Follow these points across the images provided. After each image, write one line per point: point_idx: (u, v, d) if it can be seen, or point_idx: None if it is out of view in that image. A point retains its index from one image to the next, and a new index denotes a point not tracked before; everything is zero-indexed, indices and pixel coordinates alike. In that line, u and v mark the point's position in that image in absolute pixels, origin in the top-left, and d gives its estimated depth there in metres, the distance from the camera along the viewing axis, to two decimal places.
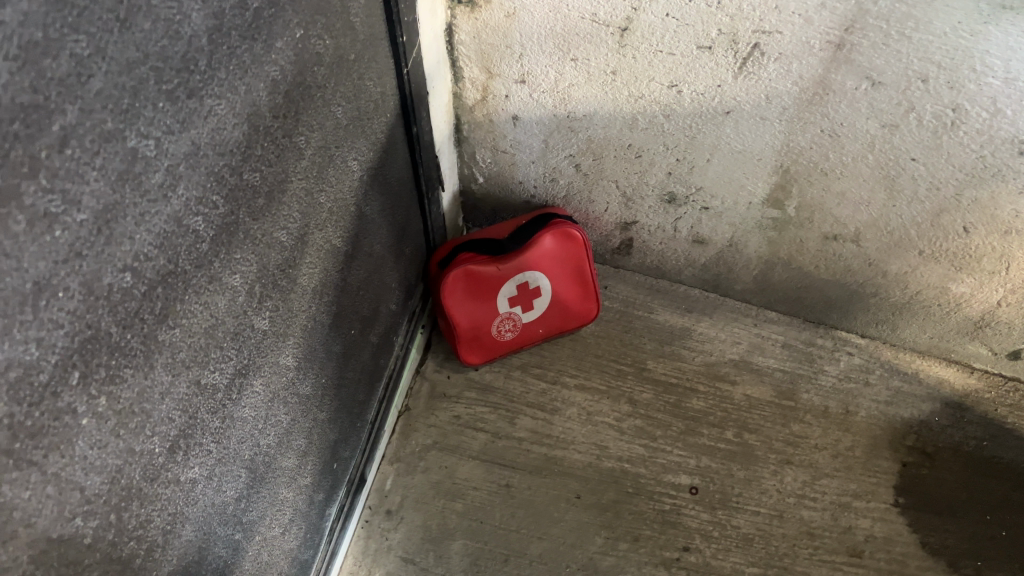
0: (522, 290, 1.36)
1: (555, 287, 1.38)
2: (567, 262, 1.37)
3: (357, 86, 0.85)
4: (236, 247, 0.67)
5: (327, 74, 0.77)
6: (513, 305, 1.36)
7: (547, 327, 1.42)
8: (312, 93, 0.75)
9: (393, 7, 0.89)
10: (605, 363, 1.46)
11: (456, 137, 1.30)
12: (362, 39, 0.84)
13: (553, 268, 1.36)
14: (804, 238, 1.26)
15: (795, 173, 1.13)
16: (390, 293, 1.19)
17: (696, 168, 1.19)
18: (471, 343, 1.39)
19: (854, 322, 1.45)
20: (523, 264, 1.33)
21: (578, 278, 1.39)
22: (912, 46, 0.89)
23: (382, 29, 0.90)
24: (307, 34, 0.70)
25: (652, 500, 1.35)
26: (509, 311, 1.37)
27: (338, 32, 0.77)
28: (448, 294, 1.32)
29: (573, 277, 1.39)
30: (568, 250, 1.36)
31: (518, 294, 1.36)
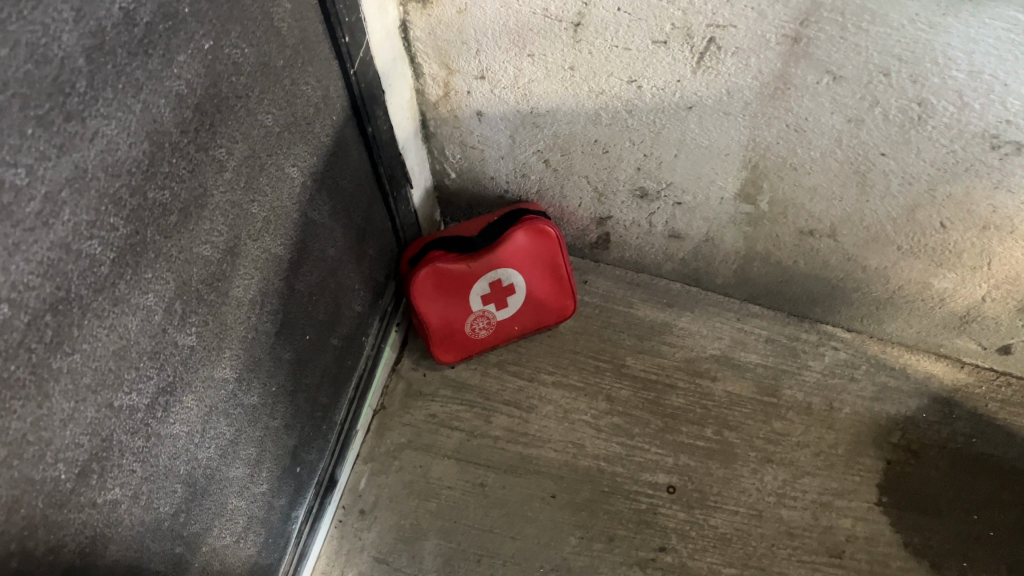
0: (495, 288, 1.33)
1: (530, 284, 1.36)
2: (542, 259, 1.34)
3: (289, 91, 0.83)
4: (146, 267, 0.66)
5: (249, 83, 0.75)
6: (486, 303, 1.34)
7: (523, 324, 1.40)
8: (230, 103, 0.73)
9: (330, 8, 0.87)
10: (583, 359, 1.43)
11: (423, 133, 1.27)
12: (293, 44, 0.81)
13: (527, 265, 1.34)
14: (779, 232, 1.22)
15: (764, 167, 1.10)
16: (353, 295, 1.17)
17: (664, 163, 1.16)
18: (445, 341, 1.37)
19: (839, 316, 1.41)
20: (495, 262, 1.31)
21: (553, 275, 1.37)
22: (870, 39, 0.85)
23: (319, 32, 0.87)
24: (218, 44, 0.68)
25: (628, 499, 1.33)
26: (482, 309, 1.35)
27: (260, 39, 0.75)
28: (418, 292, 1.31)
29: (548, 275, 1.36)
30: (542, 247, 1.33)
31: (491, 292, 1.33)
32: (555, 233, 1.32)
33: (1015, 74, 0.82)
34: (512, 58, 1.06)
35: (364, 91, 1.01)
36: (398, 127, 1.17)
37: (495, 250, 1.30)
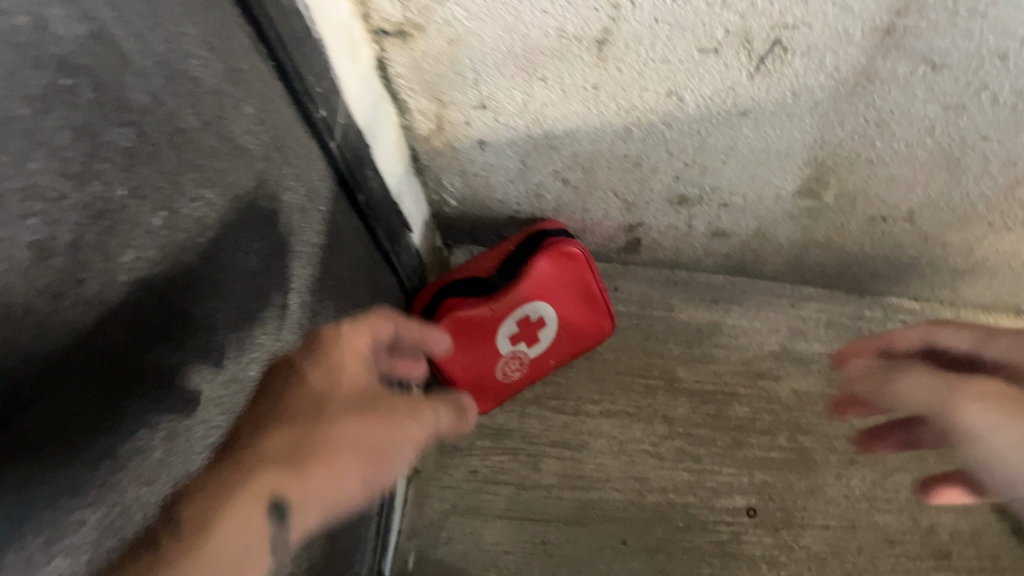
0: (524, 326, 1.16)
1: (561, 312, 1.19)
2: (571, 283, 1.17)
3: (264, 211, 0.64)
4: (136, 534, 0.49)
5: (219, 232, 0.56)
6: (517, 343, 1.17)
7: (559, 354, 1.23)
8: (200, 271, 0.54)
9: (299, 86, 0.66)
10: (629, 380, 1.28)
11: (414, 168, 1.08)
12: (262, 152, 0.62)
13: (555, 292, 1.16)
14: (845, 222, 1.06)
15: (833, 164, 0.92)
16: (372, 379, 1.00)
17: (709, 170, 0.98)
18: (475, 389, 1.21)
19: (906, 287, 1.26)
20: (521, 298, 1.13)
21: (585, 296, 1.19)
22: (986, 23, 0.67)
23: (290, 118, 0.68)
24: (172, 210, 0.49)
25: (707, 532, 1.20)
26: (513, 350, 1.18)
27: (222, 172, 0.56)
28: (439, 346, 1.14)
29: (580, 296, 1.19)
30: (569, 270, 1.15)
31: (521, 330, 1.16)
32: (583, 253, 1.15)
33: None
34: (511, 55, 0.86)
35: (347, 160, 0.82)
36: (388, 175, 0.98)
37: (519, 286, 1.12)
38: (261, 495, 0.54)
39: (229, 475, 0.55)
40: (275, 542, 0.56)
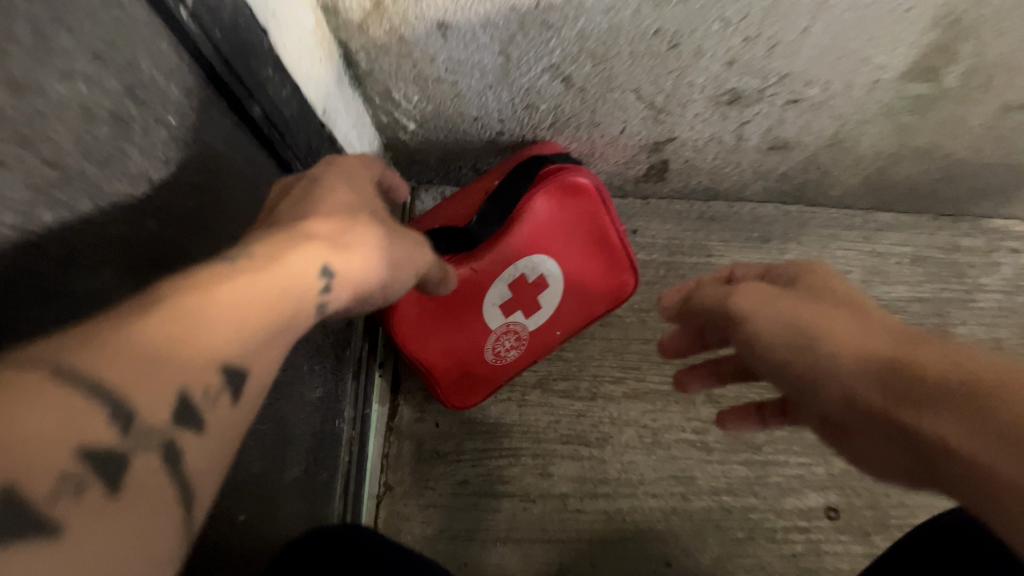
0: (519, 289, 0.85)
1: (567, 267, 0.88)
2: (580, 227, 0.86)
3: (5, 115, 0.32)
4: None
5: None
6: (510, 312, 0.87)
7: (567, 326, 0.92)
8: None
9: None
10: (660, 349, 0.98)
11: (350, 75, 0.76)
12: None
13: (558, 242, 0.85)
14: (964, 116, 0.75)
15: (976, 20, 0.61)
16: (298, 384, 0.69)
17: (781, 45, 0.66)
18: (458, 379, 0.91)
19: (1016, 205, 0.96)
20: (511, 250, 0.83)
21: (600, 245, 0.88)
22: None
23: None
24: None
25: (778, 543, 0.90)
26: (506, 323, 0.87)
27: None
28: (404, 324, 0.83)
29: (592, 246, 0.88)
30: (576, 210, 0.84)
31: (514, 295, 0.86)
32: (594, 185, 0.83)
33: None
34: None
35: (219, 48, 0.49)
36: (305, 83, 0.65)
37: (508, 232, 0.81)
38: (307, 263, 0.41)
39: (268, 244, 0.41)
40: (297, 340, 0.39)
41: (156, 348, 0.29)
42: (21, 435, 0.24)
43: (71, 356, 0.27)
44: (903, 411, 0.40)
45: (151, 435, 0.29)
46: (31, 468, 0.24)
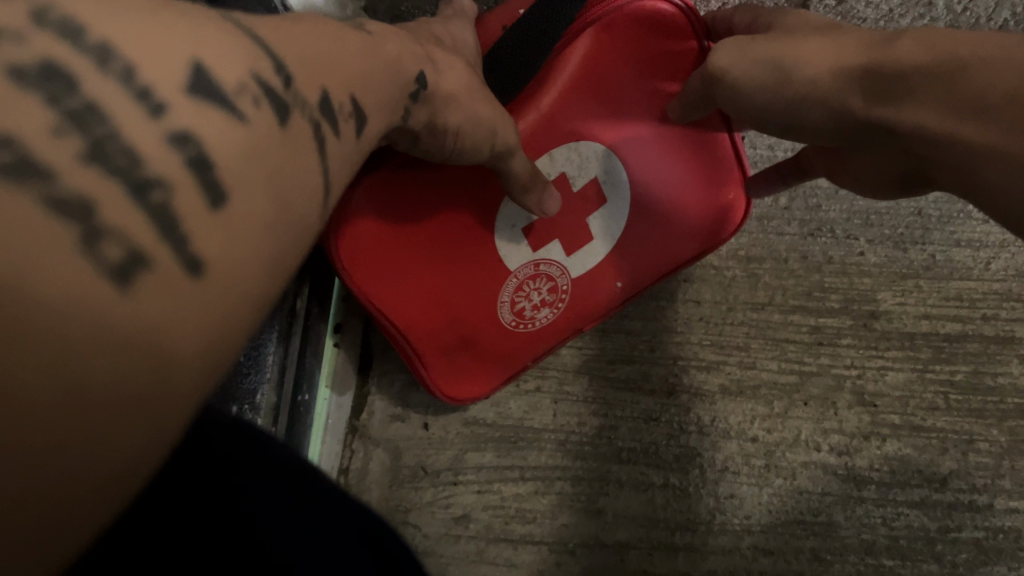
0: (554, 199, 0.49)
1: (638, 174, 0.49)
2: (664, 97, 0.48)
3: None
4: None
5: None
6: (541, 240, 0.50)
7: (631, 283, 0.54)
8: None
9: None
10: (780, 320, 0.61)
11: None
12: None
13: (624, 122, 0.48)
14: None
15: None
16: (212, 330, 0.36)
17: None
18: (453, 354, 0.54)
19: None
20: (545, 123, 0.47)
21: (699, 139, 0.49)
22: None
23: None
24: None
25: None
26: (533, 259, 0.51)
27: None
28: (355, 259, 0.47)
29: (687, 140, 0.49)
30: (658, 63, 0.46)
31: (548, 211, 0.50)
32: (694, 20, 0.45)
33: None
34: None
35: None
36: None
37: (540, 87, 0.46)
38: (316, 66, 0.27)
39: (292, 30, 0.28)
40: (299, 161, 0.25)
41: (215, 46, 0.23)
42: (142, 43, 0.21)
43: (126, 17, 0.21)
44: (879, 102, 0.37)
45: (246, 101, 0.23)
46: (222, 147, 0.22)
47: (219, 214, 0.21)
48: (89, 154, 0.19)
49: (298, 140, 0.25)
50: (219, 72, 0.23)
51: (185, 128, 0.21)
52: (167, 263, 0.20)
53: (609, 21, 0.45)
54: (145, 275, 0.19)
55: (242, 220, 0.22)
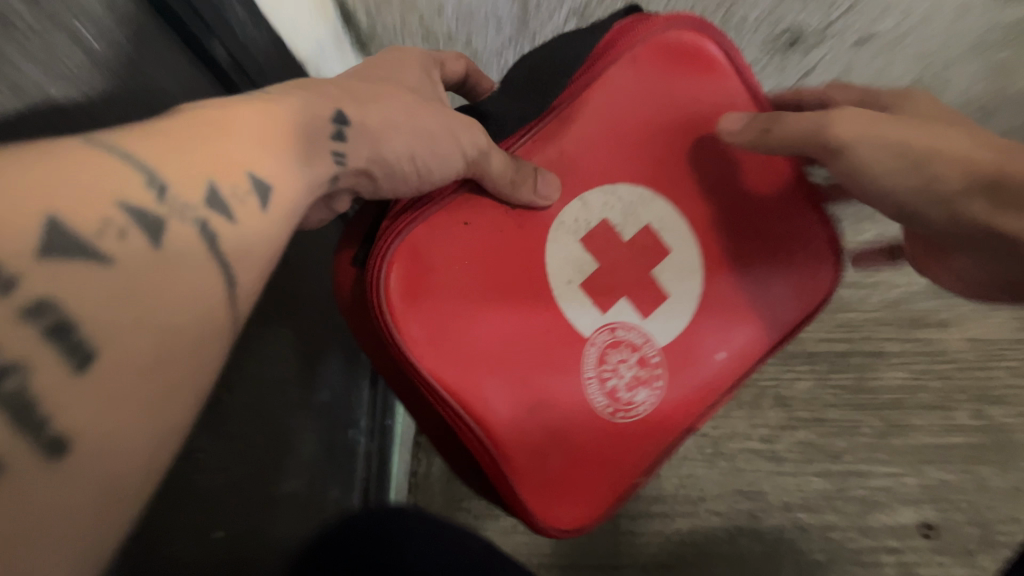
0: (618, 251, 0.49)
1: (685, 205, 0.50)
2: (693, 121, 0.49)
3: None
4: None
5: None
6: (606, 302, 0.49)
7: (734, 348, 0.53)
8: None
9: None
10: None
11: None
12: None
13: (666, 152, 0.49)
14: None
15: None
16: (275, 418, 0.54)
17: None
18: (533, 457, 0.50)
19: None
20: (586, 175, 0.48)
21: (757, 165, 0.50)
22: None
23: None
24: None
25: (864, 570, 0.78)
26: (601, 324, 0.49)
27: None
28: (409, 323, 0.44)
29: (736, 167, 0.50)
30: (684, 106, 0.49)
31: (608, 263, 0.49)
32: (724, 50, 0.49)
33: None
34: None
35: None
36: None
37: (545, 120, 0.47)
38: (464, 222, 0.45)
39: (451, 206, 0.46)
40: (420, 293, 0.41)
41: (227, 133, 0.30)
42: (154, 147, 0.27)
43: (138, 133, 0.27)
44: (998, 212, 0.44)
45: (170, 220, 0.26)
46: (175, 173, 0.27)
47: (116, 324, 0.23)
48: (28, 312, 0.21)
49: (273, 211, 0.31)
50: (217, 173, 0.28)
51: (115, 249, 0.24)
52: (57, 362, 0.22)
53: (642, 58, 0.47)
54: (67, 463, 0.21)
55: (120, 309, 0.23)
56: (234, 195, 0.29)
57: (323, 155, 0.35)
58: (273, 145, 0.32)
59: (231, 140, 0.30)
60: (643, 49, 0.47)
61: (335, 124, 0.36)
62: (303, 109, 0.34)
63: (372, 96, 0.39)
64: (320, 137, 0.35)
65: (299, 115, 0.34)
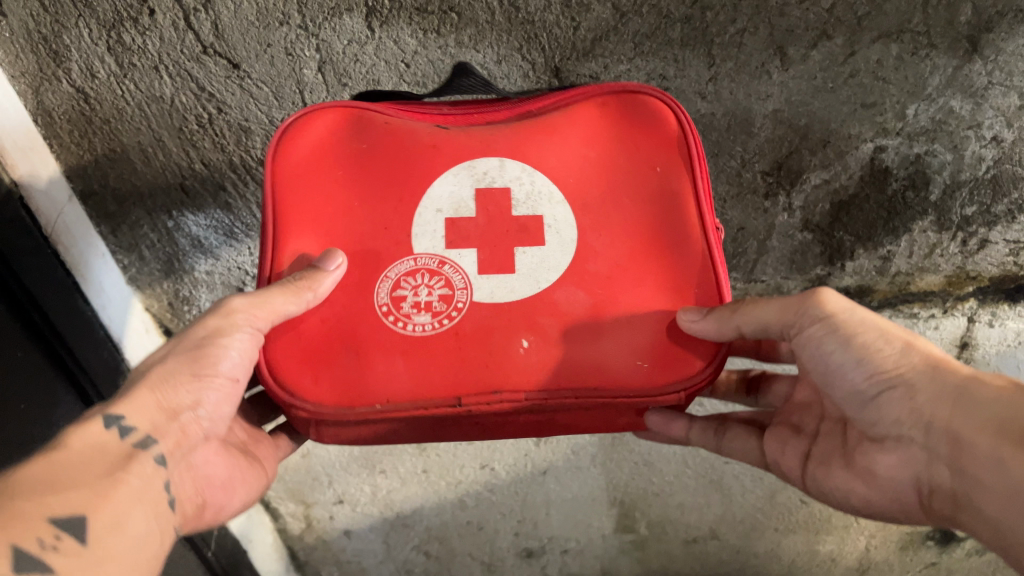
0: (492, 209, 0.51)
1: (622, 243, 0.51)
2: (650, 209, 0.52)
3: None
4: None
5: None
6: (458, 243, 0.50)
7: (545, 346, 0.49)
8: None
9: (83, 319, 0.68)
10: None
11: (159, 323, 0.79)
12: None
13: (652, 203, 0.52)
14: (668, 548, 1.11)
15: (631, 500, 1.05)
16: (41, 442, 0.63)
17: (540, 522, 1.06)
18: (301, 315, 0.49)
19: None
20: (512, 143, 0.52)
21: (670, 267, 0.51)
22: None
23: None
24: None
25: None
26: (438, 254, 0.50)
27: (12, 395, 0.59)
28: (304, 134, 0.52)
29: (643, 230, 0.51)
30: (661, 221, 0.51)
31: (484, 217, 0.51)
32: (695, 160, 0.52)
33: None
34: (306, 56, 0.59)
35: (37, 182, 0.63)
36: (129, 342, 0.74)
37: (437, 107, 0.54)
38: (430, 141, 0.52)
39: (416, 137, 0.52)
40: (388, 188, 0.51)
41: (53, 492, 0.38)
42: None
43: None
44: (964, 404, 0.43)
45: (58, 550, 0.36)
46: None
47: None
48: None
49: (97, 552, 0.38)
50: (58, 515, 0.37)
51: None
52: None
53: (602, 110, 0.53)
54: None
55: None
56: (44, 545, 0.36)
57: (147, 467, 0.44)
58: (100, 487, 0.40)
59: (46, 495, 0.38)
60: (614, 97, 0.53)
61: (138, 446, 0.44)
62: (111, 436, 0.43)
63: (123, 396, 0.46)
64: (145, 473, 0.43)
65: (98, 447, 0.42)
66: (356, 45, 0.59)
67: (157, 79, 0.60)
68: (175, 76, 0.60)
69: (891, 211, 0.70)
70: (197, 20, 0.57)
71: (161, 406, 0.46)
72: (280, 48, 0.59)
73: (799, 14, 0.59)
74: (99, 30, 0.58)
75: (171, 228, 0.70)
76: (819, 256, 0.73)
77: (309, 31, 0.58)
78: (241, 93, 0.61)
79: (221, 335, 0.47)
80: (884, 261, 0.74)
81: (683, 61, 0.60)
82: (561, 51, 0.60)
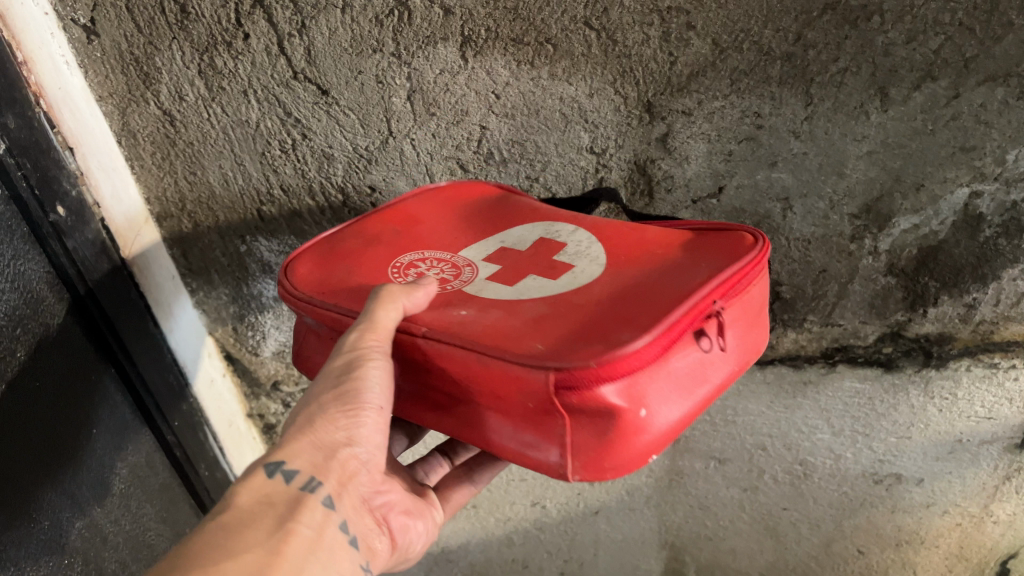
0: (540, 254, 0.51)
1: (608, 283, 0.46)
2: (667, 278, 0.45)
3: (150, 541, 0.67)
4: None
5: (75, 415, 0.57)
6: (493, 259, 0.51)
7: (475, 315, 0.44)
8: (52, 432, 0.54)
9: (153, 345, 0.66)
10: None
11: (221, 347, 0.78)
12: (148, 516, 0.67)
13: (663, 275, 0.45)
14: None
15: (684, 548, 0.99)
16: (112, 470, 0.62)
17: (586, 562, 1.03)
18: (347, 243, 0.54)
19: None
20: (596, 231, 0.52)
21: (642, 309, 0.42)
22: (741, 429, 0.84)
23: (168, 467, 0.71)
24: (39, 424, 0.53)
25: None
26: (472, 260, 0.51)
27: (86, 418, 0.58)
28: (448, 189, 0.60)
29: (650, 283, 0.45)
30: (664, 283, 0.45)
31: (532, 254, 0.51)
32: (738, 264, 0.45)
33: (890, 419, 0.79)
34: (397, 84, 0.59)
35: (118, 203, 0.62)
36: (194, 370, 0.73)
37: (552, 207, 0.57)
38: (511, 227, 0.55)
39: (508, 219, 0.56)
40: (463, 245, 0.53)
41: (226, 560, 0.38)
42: None
43: None
44: None
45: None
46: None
47: None
48: None
49: None
50: None
51: None
52: None
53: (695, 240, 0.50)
54: None
55: None
56: None
57: (315, 514, 0.43)
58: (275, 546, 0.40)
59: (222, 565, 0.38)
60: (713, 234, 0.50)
61: (304, 489, 0.43)
62: (276, 484, 0.43)
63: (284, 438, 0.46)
64: (315, 518, 0.43)
65: (264, 500, 0.43)
66: (448, 75, 0.58)
67: (245, 103, 0.60)
68: (262, 100, 0.60)
69: (981, 258, 0.67)
70: (291, 45, 0.57)
71: (320, 445, 0.45)
72: (370, 76, 0.58)
73: (904, 55, 0.56)
74: (192, 53, 0.58)
75: (243, 252, 0.69)
76: (901, 301, 0.71)
77: (401, 59, 0.58)
78: (328, 120, 0.61)
79: (355, 373, 0.43)
80: (968, 308, 0.70)
81: (780, 99, 0.59)
82: (655, 85, 0.59)
